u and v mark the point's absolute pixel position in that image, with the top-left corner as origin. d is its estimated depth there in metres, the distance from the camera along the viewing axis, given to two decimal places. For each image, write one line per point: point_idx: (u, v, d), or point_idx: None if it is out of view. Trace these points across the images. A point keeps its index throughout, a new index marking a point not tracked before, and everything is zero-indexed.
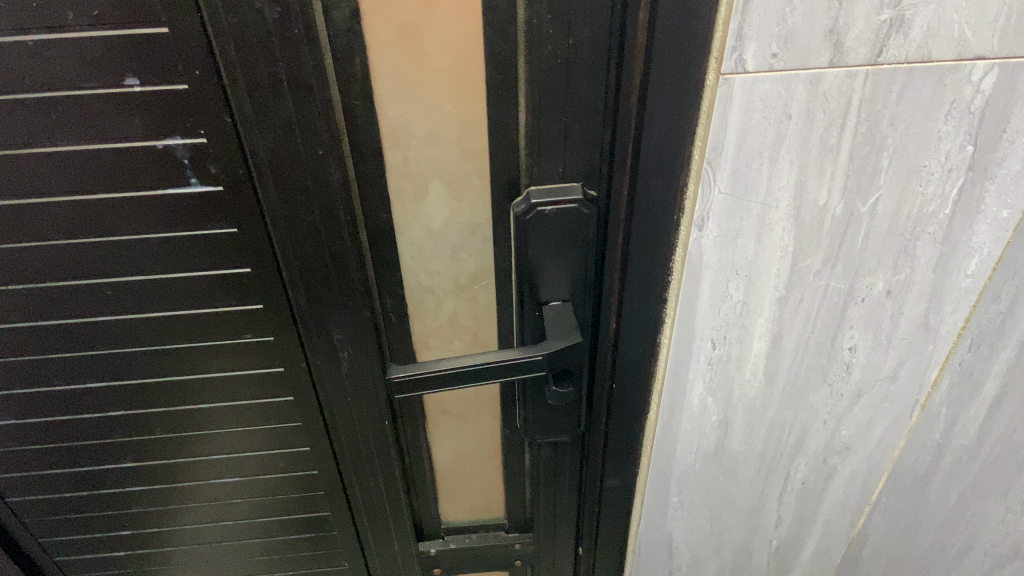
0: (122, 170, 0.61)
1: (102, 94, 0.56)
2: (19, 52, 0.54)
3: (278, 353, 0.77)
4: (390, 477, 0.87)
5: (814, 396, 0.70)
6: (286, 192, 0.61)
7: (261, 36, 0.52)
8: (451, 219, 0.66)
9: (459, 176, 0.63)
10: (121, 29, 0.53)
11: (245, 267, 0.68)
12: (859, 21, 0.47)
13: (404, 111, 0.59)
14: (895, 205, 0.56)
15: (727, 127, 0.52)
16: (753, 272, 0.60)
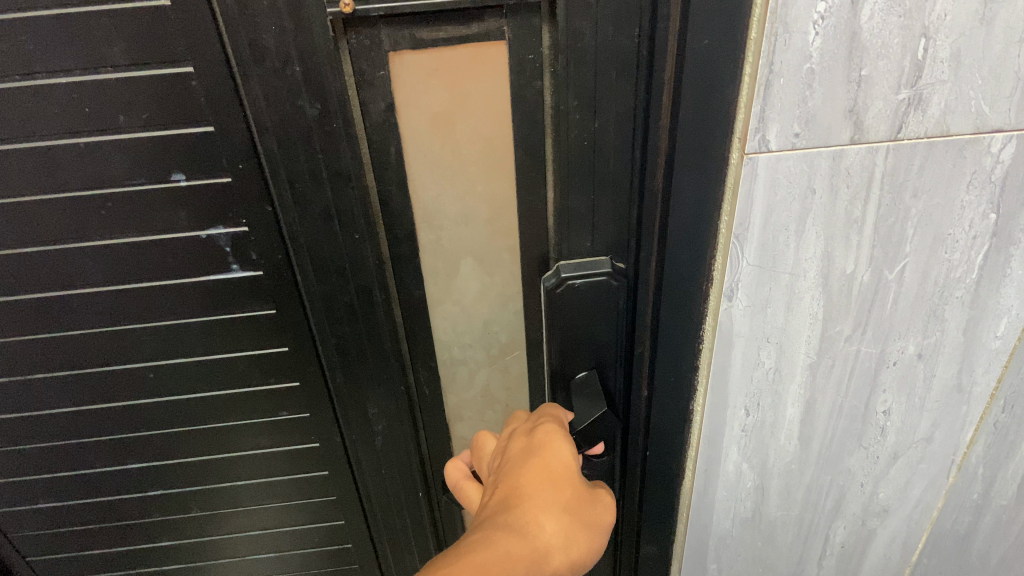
0: (167, 260, 0.63)
1: (149, 191, 0.59)
2: (71, 153, 0.57)
3: (313, 430, 0.78)
4: (424, 544, 0.88)
5: (850, 459, 0.70)
6: (324, 273, 0.63)
7: (303, 131, 0.55)
8: (483, 289, 0.68)
9: (491, 250, 0.65)
10: (169, 129, 0.56)
11: (282, 346, 0.70)
12: (878, 101, 0.48)
13: (438, 193, 0.61)
14: (922, 272, 0.57)
15: (753, 205, 0.53)
16: (784, 340, 0.61)
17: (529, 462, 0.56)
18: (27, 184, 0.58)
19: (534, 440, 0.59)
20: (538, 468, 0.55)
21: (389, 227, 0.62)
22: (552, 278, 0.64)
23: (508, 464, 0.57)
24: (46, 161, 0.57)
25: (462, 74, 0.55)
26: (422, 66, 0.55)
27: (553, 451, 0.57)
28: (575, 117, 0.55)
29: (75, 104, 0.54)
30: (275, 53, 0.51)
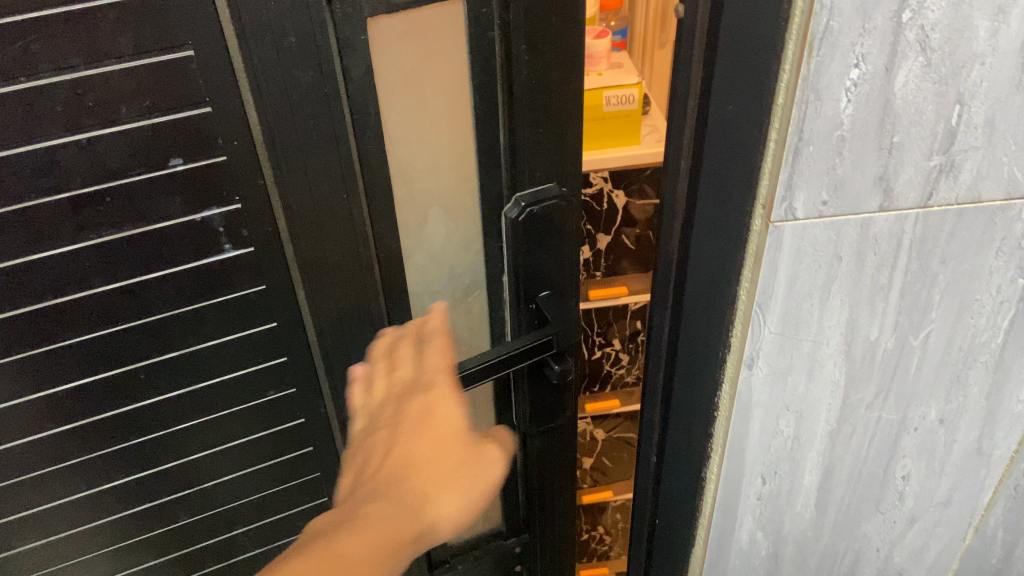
0: (165, 251, 0.61)
1: (149, 180, 0.57)
2: (70, 152, 0.54)
3: (300, 405, 0.76)
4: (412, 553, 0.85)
5: (867, 524, 0.67)
6: (322, 239, 0.64)
7: (296, 91, 0.56)
8: (450, 234, 0.71)
9: (460, 198, 0.69)
10: (170, 113, 0.55)
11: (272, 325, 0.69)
12: (908, 168, 0.46)
13: (405, 142, 0.64)
14: (947, 337, 0.55)
15: (777, 273, 0.50)
16: (804, 408, 0.58)
17: (429, 428, 0.59)
18: (26, 194, 0.55)
19: (406, 409, 0.60)
20: (432, 436, 0.59)
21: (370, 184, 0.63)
22: (514, 209, 0.66)
23: (407, 421, 0.59)
24: (49, 165, 0.54)
25: (429, 30, 0.59)
26: (393, 31, 0.58)
27: (446, 414, 0.61)
28: (524, 57, 0.59)
29: (79, 100, 0.52)
30: (272, 27, 0.53)
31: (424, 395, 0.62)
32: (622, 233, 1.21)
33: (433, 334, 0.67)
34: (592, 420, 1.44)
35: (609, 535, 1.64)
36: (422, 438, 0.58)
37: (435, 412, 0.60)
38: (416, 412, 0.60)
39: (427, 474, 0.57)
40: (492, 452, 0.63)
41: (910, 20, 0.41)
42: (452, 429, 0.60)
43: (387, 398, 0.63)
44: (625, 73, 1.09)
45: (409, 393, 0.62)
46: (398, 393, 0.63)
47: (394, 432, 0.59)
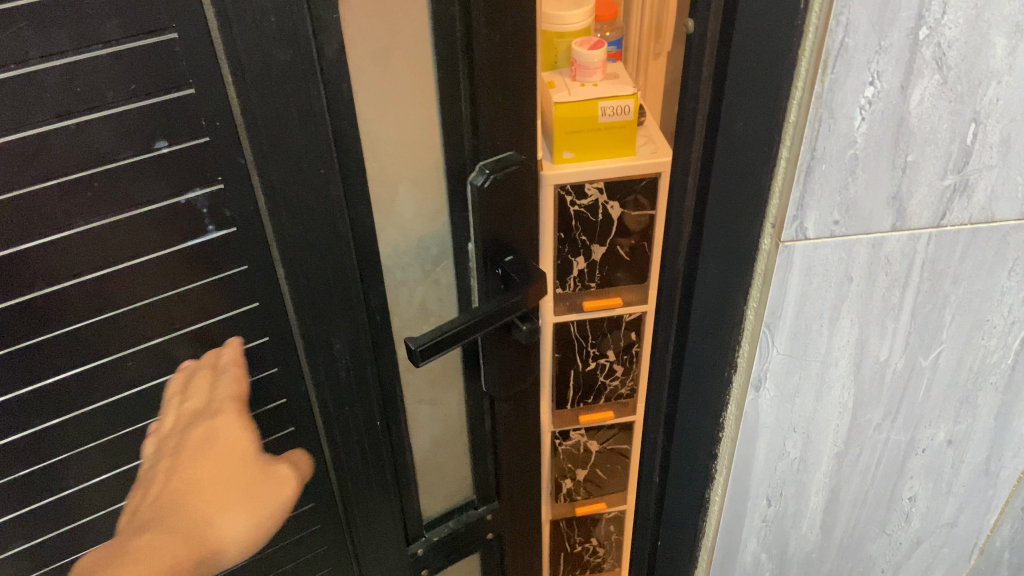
0: (149, 269, 0.46)
1: (146, 213, 0.44)
2: (51, 200, 0.40)
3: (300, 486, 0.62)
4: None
5: (873, 545, 0.66)
6: (318, 288, 0.53)
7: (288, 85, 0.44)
8: (426, 231, 0.59)
9: (429, 173, 0.56)
10: (157, 102, 0.41)
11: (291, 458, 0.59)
12: (922, 187, 0.45)
13: (375, 112, 0.51)
14: (958, 357, 0.54)
15: (786, 293, 0.49)
16: (812, 429, 0.57)
17: (217, 455, 0.54)
18: (93, 309, 0.45)
19: (190, 432, 0.52)
20: (215, 460, 0.54)
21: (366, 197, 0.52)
22: (481, 175, 0.56)
23: (188, 450, 0.53)
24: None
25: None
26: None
27: (233, 429, 0.55)
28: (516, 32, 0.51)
29: (65, 90, 0.38)
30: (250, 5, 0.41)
31: (207, 416, 0.53)
32: (617, 244, 1.20)
33: (226, 371, 0.52)
34: (586, 432, 1.42)
35: (604, 546, 1.63)
36: (201, 466, 0.54)
37: (219, 427, 0.54)
38: (198, 437, 0.53)
39: (211, 496, 0.55)
40: (282, 472, 0.59)
41: (926, 37, 0.40)
42: (244, 454, 0.56)
43: (187, 432, 0.52)
44: (620, 83, 1.05)
45: (183, 430, 0.52)
46: (187, 427, 0.52)
47: (170, 462, 0.53)
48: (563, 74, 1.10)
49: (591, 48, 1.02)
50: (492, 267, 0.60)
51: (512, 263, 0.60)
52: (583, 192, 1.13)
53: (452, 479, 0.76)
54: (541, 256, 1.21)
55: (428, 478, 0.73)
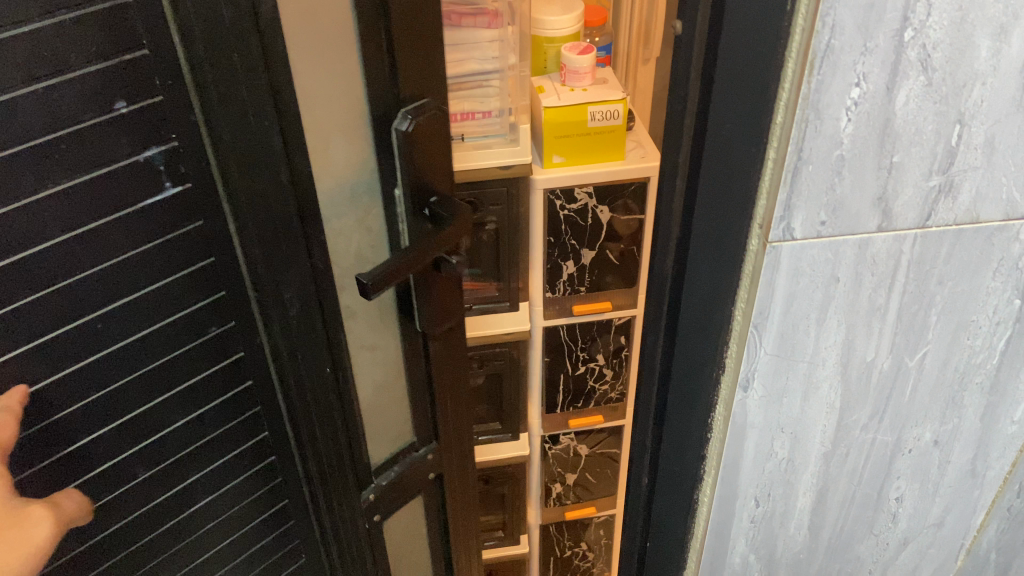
0: (109, 204, 0.56)
1: (121, 164, 0.55)
2: (28, 159, 0.51)
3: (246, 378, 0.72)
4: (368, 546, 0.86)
5: (860, 546, 0.66)
6: (272, 237, 0.60)
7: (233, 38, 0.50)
8: (354, 177, 0.64)
9: (357, 123, 0.62)
10: (111, 63, 0.51)
11: (236, 351, 0.70)
12: (908, 188, 0.46)
13: (306, 49, 0.55)
14: (943, 358, 0.55)
15: (773, 293, 0.49)
16: (799, 430, 0.57)
17: None
18: (65, 259, 0.55)
19: None
20: None
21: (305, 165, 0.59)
22: (405, 120, 0.61)
23: None
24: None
25: None
26: None
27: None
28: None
29: (34, 52, 0.48)
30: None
31: None
32: (606, 249, 1.22)
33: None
34: (575, 435, 1.44)
35: (593, 550, 1.64)
36: None
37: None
38: None
39: None
40: (37, 513, 0.59)
41: (912, 39, 0.40)
42: None
43: None
44: (609, 88, 1.10)
45: None
46: None
47: None
48: (551, 79, 1.14)
49: (580, 54, 1.08)
50: (418, 210, 0.67)
51: (436, 205, 0.67)
52: (573, 197, 1.15)
53: (394, 427, 0.85)
54: (531, 262, 1.21)
55: (374, 424, 0.82)
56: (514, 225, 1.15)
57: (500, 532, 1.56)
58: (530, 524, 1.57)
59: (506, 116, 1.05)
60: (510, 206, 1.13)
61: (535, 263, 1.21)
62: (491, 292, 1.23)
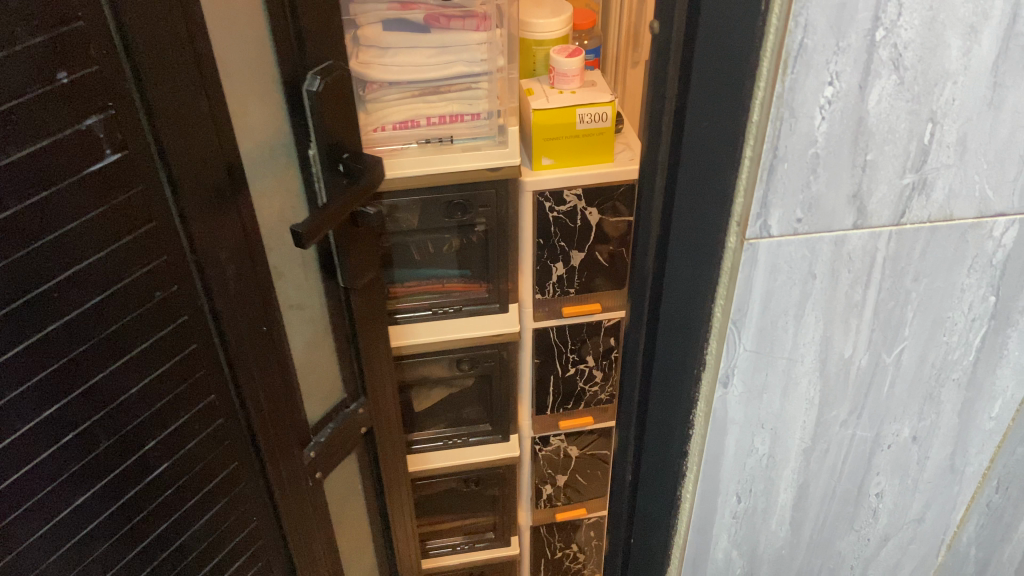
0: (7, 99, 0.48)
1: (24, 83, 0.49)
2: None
3: (205, 378, 0.71)
4: (294, 499, 0.90)
5: (842, 541, 0.67)
6: (225, 252, 0.68)
7: (163, 33, 0.56)
8: (271, 135, 0.71)
9: (266, 90, 0.69)
10: None
11: (180, 316, 0.66)
12: (882, 186, 0.46)
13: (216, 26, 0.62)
14: (921, 353, 0.55)
15: (751, 290, 0.50)
16: (779, 425, 0.58)
17: None
18: (28, 230, 0.52)
19: None
20: None
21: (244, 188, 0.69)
22: (314, 80, 0.70)
23: None
24: None
25: None
26: None
27: None
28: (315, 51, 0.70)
29: None
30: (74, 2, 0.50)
31: None
32: (595, 250, 1.22)
33: None
34: (565, 437, 1.44)
35: (583, 551, 1.65)
36: None
37: None
38: None
39: None
40: None
41: (883, 38, 0.41)
42: None
43: None
44: (597, 91, 1.11)
45: None
46: None
47: None
48: (540, 82, 1.14)
49: (569, 57, 1.09)
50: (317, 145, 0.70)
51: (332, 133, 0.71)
52: (562, 199, 1.15)
53: (319, 377, 0.93)
54: (521, 265, 1.22)
55: (309, 382, 0.90)
56: (504, 227, 1.15)
57: (491, 533, 1.56)
58: (521, 526, 1.57)
59: (493, 119, 1.06)
60: (499, 208, 1.12)
61: (524, 265, 1.22)
62: (481, 294, 1.23)
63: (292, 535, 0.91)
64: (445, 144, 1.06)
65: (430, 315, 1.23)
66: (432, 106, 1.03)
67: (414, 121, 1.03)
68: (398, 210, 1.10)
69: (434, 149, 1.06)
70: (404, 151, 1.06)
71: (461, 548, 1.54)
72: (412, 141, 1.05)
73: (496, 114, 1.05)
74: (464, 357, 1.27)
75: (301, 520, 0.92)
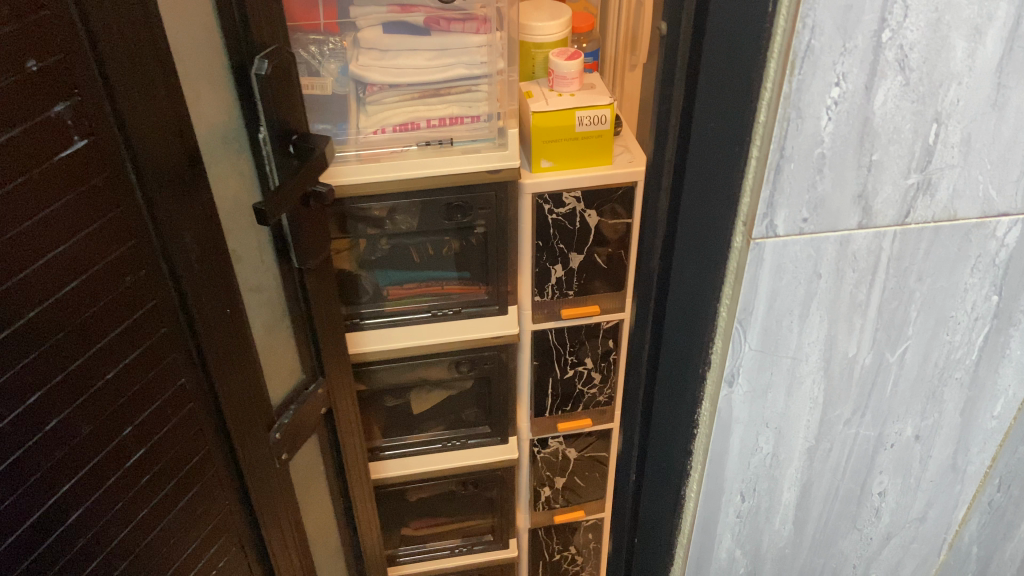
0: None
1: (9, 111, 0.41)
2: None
3: (201, 463, 0.61)
4: (301, 568, 0.81)
5: (844, 541, 0.67)
6: (172, 244, 0.52)
7: (156, 66, 0.47)
8: (217, 124, 0.54)
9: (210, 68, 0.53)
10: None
11: (176, 381, 0.56)
12: (887, 186, 0.47)
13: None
14: (924, 353, 0.56)
15: (757, 290, 0.50)
16: (784, 425, 0.58)
17: None
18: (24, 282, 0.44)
19: None
20: None
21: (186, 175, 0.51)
22: (261, 62, 0.54)
23: None
24: None
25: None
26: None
27: None
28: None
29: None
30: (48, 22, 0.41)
31: None
32: (594, 253, 1.23)
33: None
34: (563, 439, 1.45)
35: (581, 553, 1.65)
36: None
37: None
38: None
39: None
40: None
41: (889, 40, 0.42)
42: None
43: None
44: (596, 94, 1.11)
45: None
46: None
47: None
48: (539, 84, 1.15)
49: (567, 59, 1.10)
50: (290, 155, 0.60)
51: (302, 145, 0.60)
52: (561, 201, 1.15)
53: (281, 367, 0.70)
54: (519, 267, 1.22)
55: (268, 368, 0.68)
56: (502, 229, 1.14)
57: (489, 536, 1.56)
58: (519, 529, 1.57)
59: (493, 121, 1.05)
60: (498, 209, 1.12)
61: (523, 267, 1.22)
62: (479, 296, 1.22)
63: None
64: (445, 147, 1.06)
65: (398, 319, 1.21)
66: (431, 108, 1.03)
67: (413, 123, 1.04)
68: (397, 210, 1.10)
69: (434, 151, 1.06)
70: (405, 154, 1.05)
71: (459, 550, 1.53)
72: (412, 144, 1.05)
73: (496, 117, 1.05)
74: (462, 359, 1.27)
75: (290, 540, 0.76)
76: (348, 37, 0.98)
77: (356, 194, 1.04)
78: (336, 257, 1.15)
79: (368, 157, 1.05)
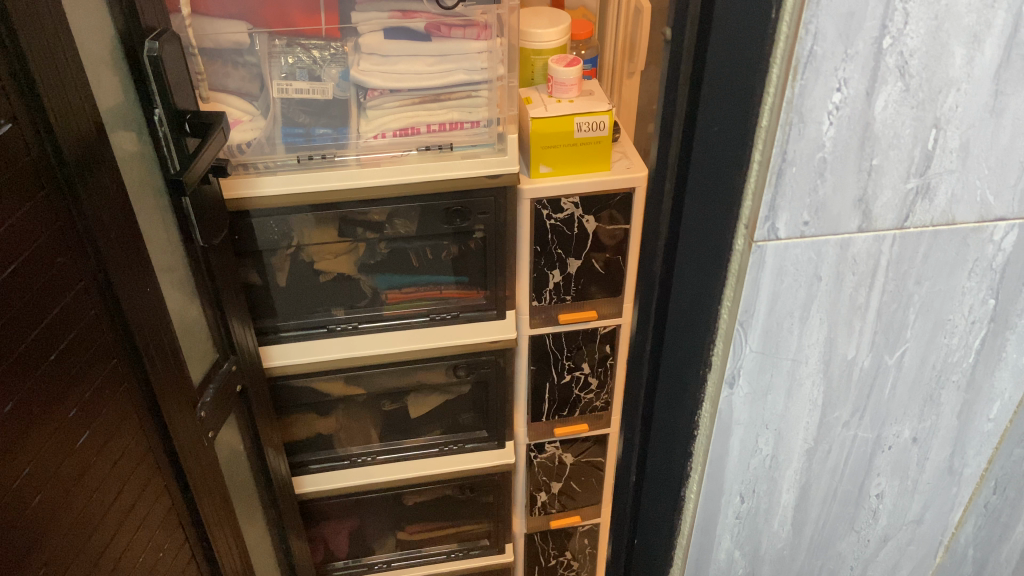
0: None
1: None
2: None
3: (127, 389, 0.70)
4: (216, 504, 0.90)
5: (842, 543, 0.68)
6: (99, 213, 0.63)
7: (57, 43, 0.57)
8: (140, 144, 0.71)
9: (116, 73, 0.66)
10: None
11: (94, 308, 0.65)
12: (886, 191, 0.48)
13: (80, 21, 0.61)
14: (921, 356, 0.57)
15: (759, 292, 0.51)
16: (783, 426, 0.59)
17: None
18: None
19: None
20: None
21: (89, 141, 0.62)
22: (151, 44, 0.67)
23: None
24: None
25: None
26: None
27: None
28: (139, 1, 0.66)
29: None
30: (77, 83, 0.60)
31: None
32: (591, 258, 1.23)
33: None
34: (561, 444, 1.45)
35: (576, 559, 1.65)
36: None
37: None
38: None
39: None
40: None
41: (890, 46, 0.42)
42: None
43: None
44: (596, 101, 1.12)
45: None
46: None
47: None
48: (539, 91, 1.16)
49: (566, 66, 1.10)
50: (179, 126, 0.72)
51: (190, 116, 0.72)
52: (559, 206, 1.16)
53: (201, 345, 0.88)
54: (518, 271, 1.22)
55: (189, 343, 0.84)
56: (501, 235, 1.15)
57: (485, 541, 1.56)
58: (516, 534, 1.57)
59: (493, 127, 1.05)
60: (496, 215, 1.13)
61: (522, 271, 1.22)
62: (478, 300, 1.23)
63: (215, 521, 0.91)
64: (445, 151, 1.06)
65: (301, 334, 1.19)
66: (432, 113, 1.03)
67: (414, 127, 1.03)
68: (396, 215, 1.10)
69: (434, 156, 1.06)
70: (404, 158, 1.05)
71: (454, 555, 1.54)
72: (412, 149, 1.05)
73: (495, 121, 1.05)
74: (461, 363, 1.27)
75: (208, 484, 0.87)
76: (349, 42, 0.98)
77: (356, 196, 1.04)
78: (335, 260, 1.16)
79: (368, 161, 1.04)
